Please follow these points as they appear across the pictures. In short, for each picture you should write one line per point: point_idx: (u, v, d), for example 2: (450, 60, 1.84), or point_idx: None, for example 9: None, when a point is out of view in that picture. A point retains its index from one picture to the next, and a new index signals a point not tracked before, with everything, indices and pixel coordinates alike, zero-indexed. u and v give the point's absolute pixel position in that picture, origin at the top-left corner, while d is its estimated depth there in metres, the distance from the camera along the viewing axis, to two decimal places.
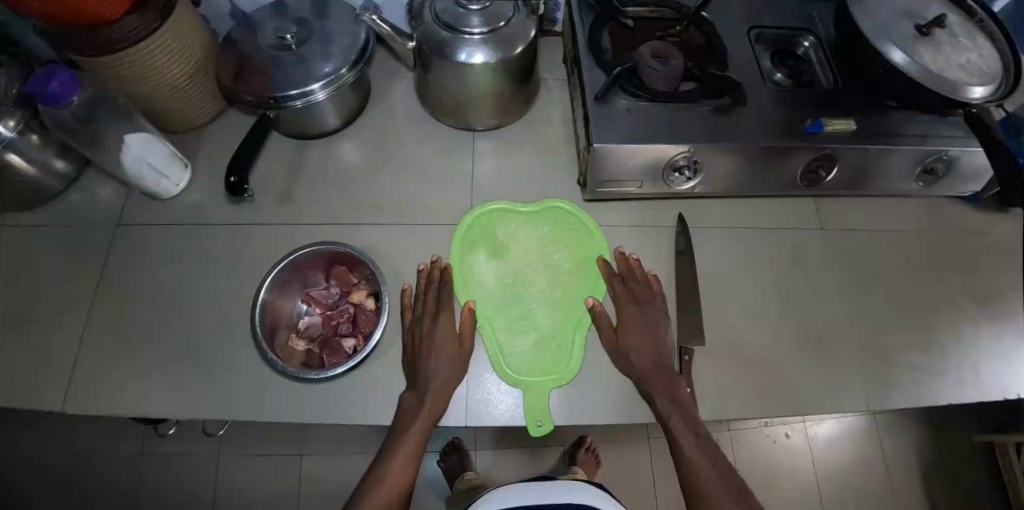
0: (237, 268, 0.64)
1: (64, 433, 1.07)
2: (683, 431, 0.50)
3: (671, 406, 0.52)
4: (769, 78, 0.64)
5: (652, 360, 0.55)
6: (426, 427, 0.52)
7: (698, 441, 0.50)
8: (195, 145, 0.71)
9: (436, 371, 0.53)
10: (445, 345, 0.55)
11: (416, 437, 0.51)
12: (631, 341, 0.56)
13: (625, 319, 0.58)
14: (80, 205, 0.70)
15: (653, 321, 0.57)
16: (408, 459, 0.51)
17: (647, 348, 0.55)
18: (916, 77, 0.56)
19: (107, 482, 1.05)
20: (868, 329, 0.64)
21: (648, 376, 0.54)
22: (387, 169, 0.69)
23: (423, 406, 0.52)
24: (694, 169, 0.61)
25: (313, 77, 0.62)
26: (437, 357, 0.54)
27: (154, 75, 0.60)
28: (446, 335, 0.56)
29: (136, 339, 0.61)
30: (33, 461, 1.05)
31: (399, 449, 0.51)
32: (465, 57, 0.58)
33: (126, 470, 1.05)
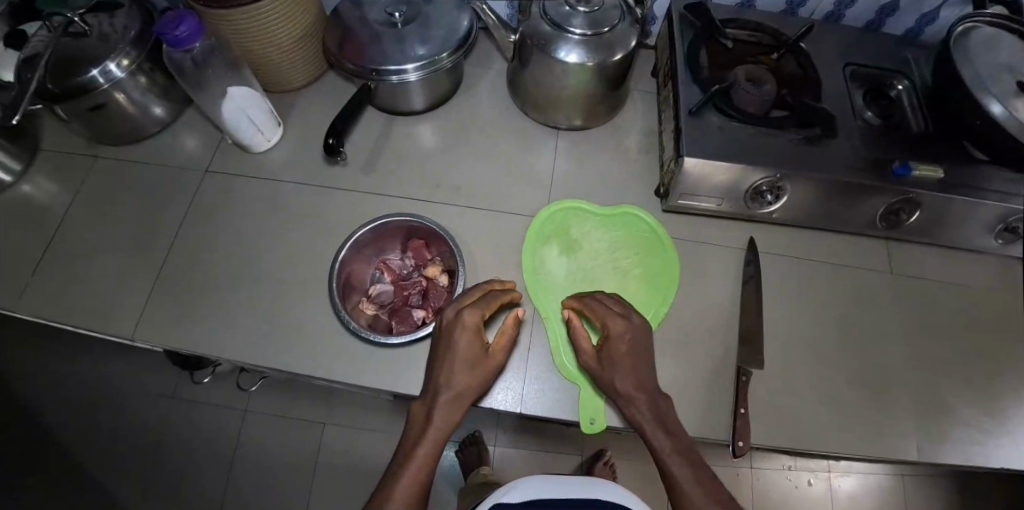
0: (313, 228, 0.66)
1: (104, 366, 1.11)
2: (675, 457, 0.47)
3: (662, 433, 0.48)
4: (860, 115, 0.64)
5: (638, 383, 0.50)
6: (438, 438, 0.48)
7: (694, 472, 0.46)
8: (287, 106, 0.73)
9: (452, 379, 0.50)
10: (463, 351, 0.51)
11: (429, 447, 0.48)
12: (617, 359, 0.52)
13: (611, 337, 0.53)
14: (171, 149, 0.73)
15: (639, 343, 0.53)
16: (418, 476, 0.47)
17: (632, 369, 0.51)
18: (1014, 131, 0.55)
19: (136, 419, 1.08)
20: (926, 379, 0.63)
21: (631, 401, 0.50)
22: (468, 153, 0.70)
23: (437, 415, 0.49)
24: (776, 194, 0.62)
25: (410, 57, 0.64)
26: (457, 361, 0.50)
27: (261, 37, 0.62)
28: (469, 338, 0.51)
29: (210, 281, 0.64)
30: (72, 388, 1.09)
31: (410, 462, 0.47)
32: (563, 55, 0.60)
33: (156, 411, 1.08)
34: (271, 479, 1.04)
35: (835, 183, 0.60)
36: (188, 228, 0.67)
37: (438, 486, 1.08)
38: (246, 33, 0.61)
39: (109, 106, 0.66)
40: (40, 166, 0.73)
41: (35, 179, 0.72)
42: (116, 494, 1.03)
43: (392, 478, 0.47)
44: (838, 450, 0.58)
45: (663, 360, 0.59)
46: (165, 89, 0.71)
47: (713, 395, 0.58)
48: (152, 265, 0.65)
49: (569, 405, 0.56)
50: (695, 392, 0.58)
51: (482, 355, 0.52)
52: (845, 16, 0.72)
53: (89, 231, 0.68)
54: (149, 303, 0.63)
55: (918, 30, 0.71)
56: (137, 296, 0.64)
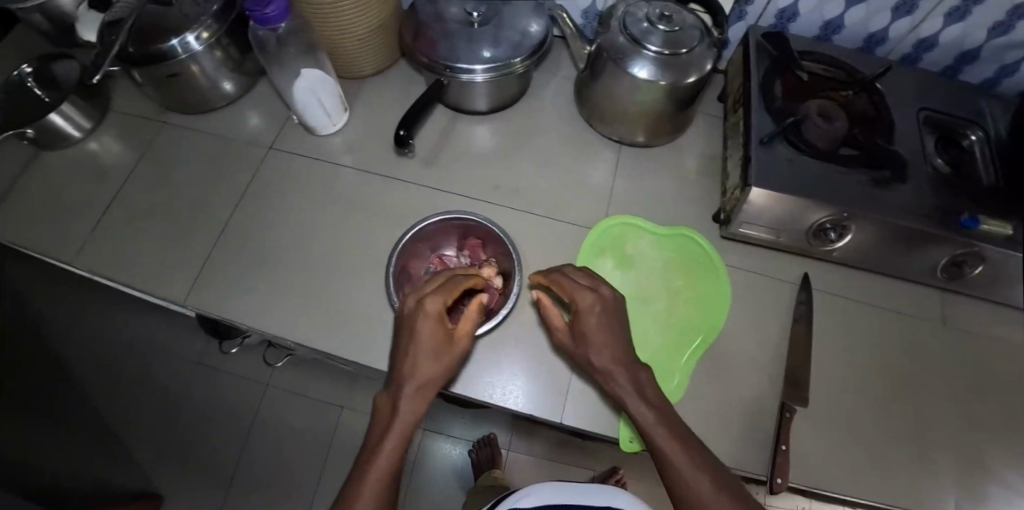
0: (369, 216, 0.67)
1: (136, 324, 1.12)
2: (655, 427, 0.46)
3: (644, 405, 0.47)
4: (930, 161, 0.63)
5: (613, 356, 0.50)
6: (404, 428, 0.47)
7: (674, 436, 0.46)
8: (354, 92, 0.74)
9: (416, 368, 0.49)
10: (428, 339, 0.50)
11: (398, 436, 0.47)
12: (590, 331, 0.51)
13: (581, 308, 0.52)
14: (236, 122, 0.75)
15: (608, 312, 0.52)
16: (386, 469, 0.45)
17: (606, 344, 0.50)
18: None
19: (161, 380, 1.09)
20: (972, 438, 0.61)
21: (609, 372, 0.49)
22: (528, 158, 0.71)
23: (402, 407, 0.48)
24: (839, 233, 0.61)
25: (484, 58, 0.64)
26: (420, 349, 0.49)
27: (341, 24, 0.64)
28: (433, 325, 0.51)
29: (262, 257, 0.65)
30: (103, 342, 1.11)
31: (377, 456, 0.46)
32: (636, 71, 0.60)
33: (182, 374, 1.10)
34: (285, 455, 1.05)
35: (901, 228, 0.59)
36: (247, 202, 0.68)
37: (447, 484, 1.09)
38: (328, 18, 0.62)
39: (184, 75, 0.68)
40: (109, 126, 0.74)
41: (103, 137, 0.74)
42: (134, 450, 1.05)
43: (360, 473, 0.45)
44: (874, 500, 0.57)
45: (705, 386, 0.59)
46: (238, 64, 0.73)
47: (751, 426, 0.58)
48: (208, 234, 0.66)
49: (608, 422, 0.55)
50: (735, 422, 0.57)
51: (445, 341, 0.51)
52: (923, 59, 0.71)
53: (150, 195, 0.70)
54: (202, 271, 0.64)
55: (996, 80, 0.70)
56: (192, 263, 0.65)
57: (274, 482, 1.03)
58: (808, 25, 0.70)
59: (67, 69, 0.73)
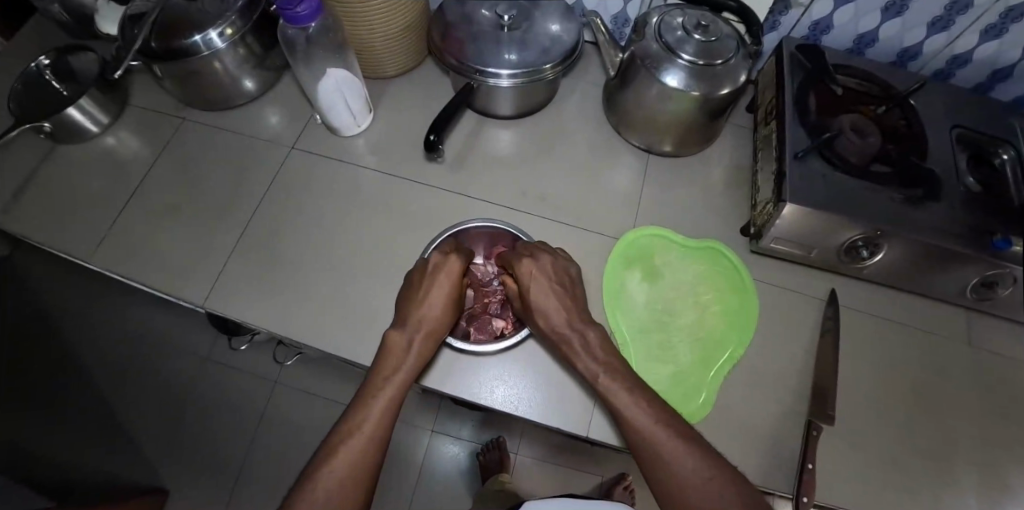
0: (392, 220, 0.66)
1: (144, 318, 1.11)
2: (621, 395, 0.48)
3: (608, 373, 0.50)
4: (962, 180, 0.62)
5: (564, 319, 0.54)
6: (407, 371, 0.51)
7: (649, 417, 0.46)
8: (377, 93, 0.73)
9: (431, 312, 0.54)
10: (443, 288, 0.55)
11: (398, 380, 0.50)
12: (541, 295, 0.55)
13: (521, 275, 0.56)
14: (258, 120, 0.74)
15: (550, 276, 0.56)
16: (385, 406, 0.48)
17: (556, 306, 0.54)
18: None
19: (169, 375, 1.08)
20: (997, 461, 0.60)
21: (570, 340, 0.53)
22: (553, 165, 0.70)
23: (408, 349, 0.52)
24: (872, 250, 0.60)
25: (515, 62, 0.63)
26: (432, 297, 0.55)
27: (371, 24, 0.62)
28: (451, 278, 0.56)
29: (283, 259, 0.64)
30: (111, 335, 1.10)
31: (378, 393, 0.49)
32: (669, 79, 0.59)
33: (190, 370, 1.09)
34: (292, 454, 1.04)
35: (933, 247, 0.58)
36: (268, 202, 0.67)
37: (455, 486, 1.08)
38: (356, 18, 0.61)
39: (206, 72, 0.66)
40: (127, 121, 0.73)
41: (121, 132, 0.73)
42: (141, 445, 1.04)
43: (361, 407, 0.48)
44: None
45: (731, 403, 0.58)
46: (261, 62, 0.72)
47: (777, 444, 0.57)
48: (229, 234, 0.65)
49: None
50: (761, 440, 0.57)
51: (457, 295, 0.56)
52: (955, 75, 0.71)
53: (171, 191, 0.69)
54: (223, 271, 0.63)
55: None
56: (213, 262, 0.64)
57: (281, 482, 1.02)
58: (842, 38, 0.70)
59: (86, 61, 0.72)
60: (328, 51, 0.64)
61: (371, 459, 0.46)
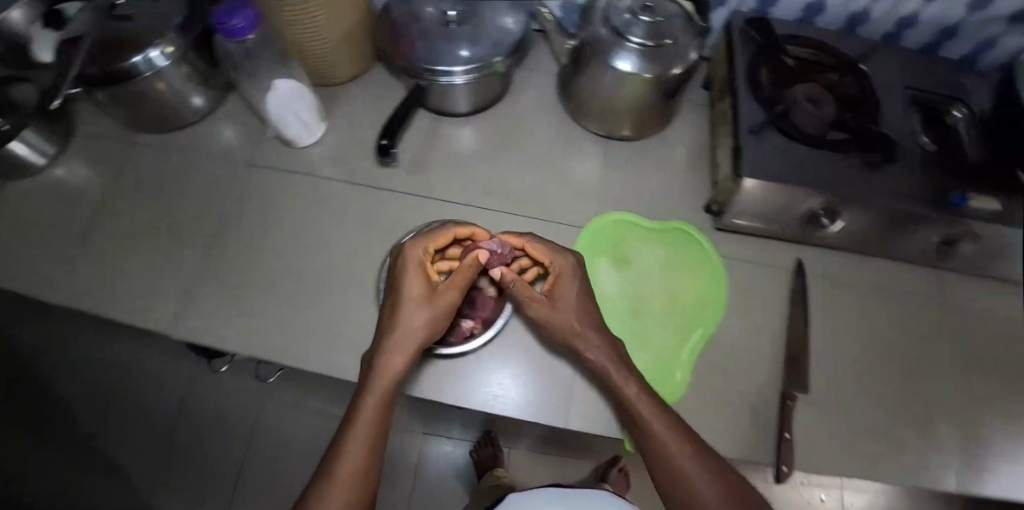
0: (355, 229, 0.65)
1: (119, 347, 1.09)
2: (637, 394, 0.50)
3: (622, 368, 0.52)
4: (918, 140, 0.63)
5: (590, 324, 0.54)
6: (390, 380, 0.48)
7: (668, 429, 0.48)
8: (328, 100, 0.72)
9: (406, 319, 0.51)
10: (414, 293, 0.51)
11: (386, 390, 0.48)
12: (564, 294, 0.55)
13: (560, 274, 0.56)
14: (211, 139, 0.72)
15: (573, 280, 0.55)
16: (372, 420, 0.47)
17: (579, 313, 0.54)
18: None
19: (152, 401, 1.06)
20: (971, 412, 0.62)
21: (592, 345, 0.53)
22: (514, 159, 0.69)
23: (399, 356, 0.49)
24: (832, 218, 0.60)
25: (465, 59, 0.62)
26: (410, 303, 0.51)
27: (314, 31, 0.61)
28: (422, 278, 0.52)
29: (247, 277, 0.63)
30: (88, 367, 1.08)
31: (365, 405, 0.47)
32: (620, 64, 0.59)
33: (173, 395, 1.07)
34: (287, 468, 1.04)
35: (892, 210, 0.59)
36: (229, 221, 0.66)
37: (452, 484, 1.09)
38: (297, 26, 0.60)
39: (151, 93, 0.65)
40: (76, 151, 0.71)
41: (71, 163, 0.71)
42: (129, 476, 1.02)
43: (349, 431, 0.46)
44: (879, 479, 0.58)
45: (707, 381, 0.58)
46: (207, 78, 0.70)
47: (755, 416, 0.57)
48: (190, 257, 0.64)
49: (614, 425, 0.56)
50: (740, 415, 0.57)
51: (433, 290, 0.52)
52: (905, 37, 0.71)
53: (127, 219, 0.67)
54: (187, 295, 0.62)
55: (977, 55, 0.70)
56: (175, 288, 0.62)
57: (277, 499, 1.01)
58: (790, 9, 0.70)
59: (24, 92, 0.69)
60: (274, 63, 0.63)
61: (368, 478, 0.45)
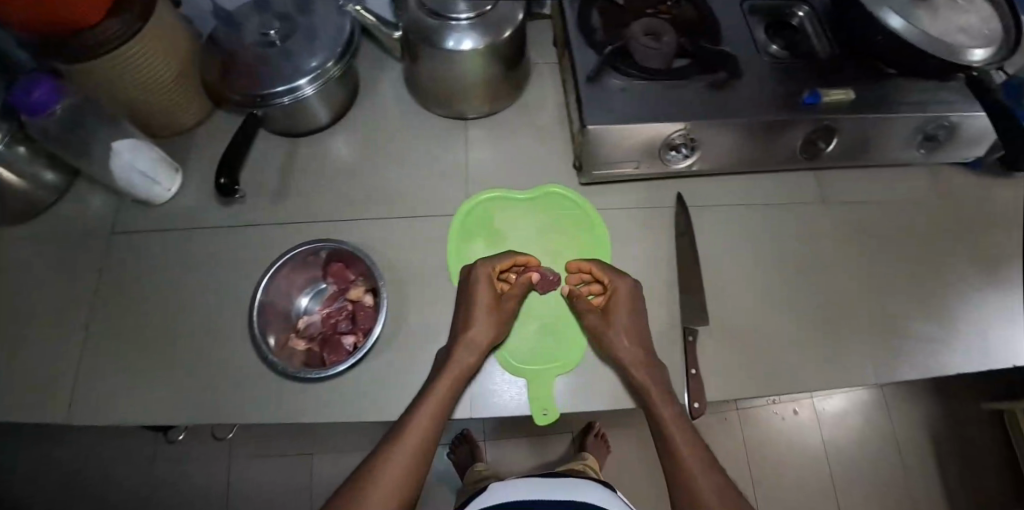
0: (238, 271, 0.63)
1: (53, 450, 1.01)
2: (661, 400, 0.51)
3: (644, 372, 0.53)
4: (766, 50, 0.64)
5: (631, 338, 0.55)
6: (453, 385, 0.51)
7: (683, 428, 0.50)
8: (184, 148, 0.70)
9: (473, 326, 0.54)
10: (483, 308, 0.55)
11: (443, 399, 0.50)
12: (619, 317, 0.55)
13: (618, 296, 0.56)
14: (74, 215, 0.68)
15: (633, 302, 0.56)
16: (424, 424, 0.49)
17: (630, 330, 0.55)
18: (925, 45, 0.55)
19: (105, 495, 0.98)
20: (874, 300, 0.64)
21: (623, 354, 0.54)
22: (384, 162, 0.69)
23: (455, 359, 0.52)
24: (691, 146, 0.61)
25: (300, 72, 0.60)
26: (478, 314, 0.55)
27: (139, 79, 0.60)
28: (486, 290, 0.56)
29: (135, 349, 0.60)
30: (21, 481, 0.99)
31: (422, 411, 0.49)
32: (453, 44, 0.58)
33: (129, 482, 0.99)
34: None
35: (756, 124, 0.59)
36: (112, 295, 0.63)
37: (438, 491, 1.05)
38: (122, 76, 0.58)
39: None
40: None
41: None
42: None
43: (390, 447, 0.48)
44: (807, 387, 0.59)
45: None
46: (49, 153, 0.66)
47: (664, 356, 0.58)
48: (75, 343, 0.61)
49: (519, 396, 0.56)
50: None
51: (498, 299, 0.56)
52: None
53: None
54: (80, 383, 0.59)
55: None
56: (67, 379, 0.59)
57: None
58: None
59: None
60: (115, 123, 0.61)
61: (407, 488, 0.47)
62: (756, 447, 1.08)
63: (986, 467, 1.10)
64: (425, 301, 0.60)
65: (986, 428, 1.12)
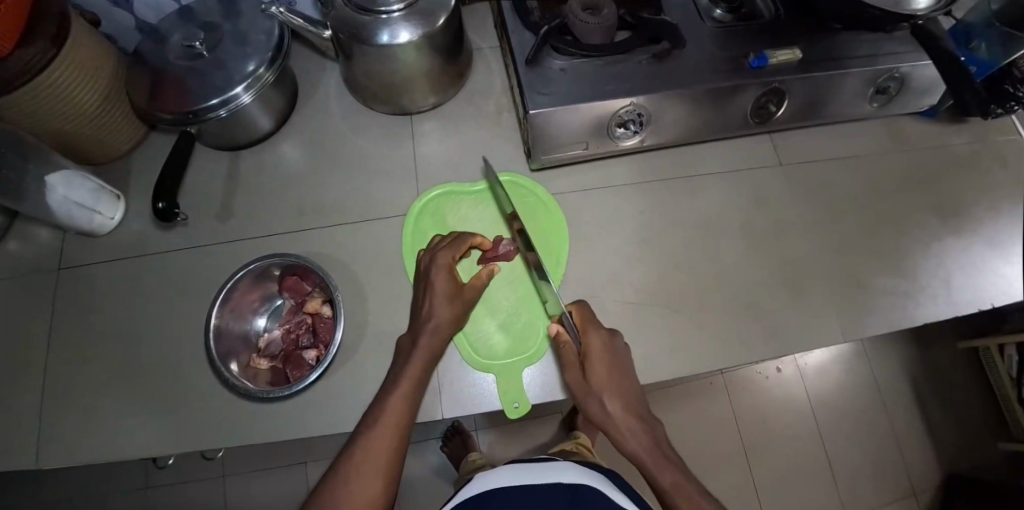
0: (194, 295, 0.62)
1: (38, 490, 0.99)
2: (628, 435, 0.50)
3: (623, 412, 0.51)
4: (708, 16, 0.63)
5: (619, 393, 0.51)
6: (413, 387, 0.50)
7: (647, 446, 0.50)
8: (127, 173, 0.68)
9: (434, 311, 0.53)
10: (441, 288, 0.54)
11: (404, 406, 0.49)
12: (600, 381, 0.51)
13: (588, 358, 0.52)
14: (19, 253, 0.66)
15: (614, 350, 0.53)
16: (387, 434, 0.47)
17: (614, 383, 0.51)
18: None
19: None
20: (837, 258, 0.64)
21: (617, 424, 0.50)
22: (333, 167, 0.67)
23: (411, 358, 0.51)
24: (640, 122, 0.60)
25: (232, 81, 0.58)
26: (439, 301, 0.53)
27: (61, 109, 0.57)
28: (446, 278, 0.54)
29: (95, 385, 0.59)
30: None
31: (389, 411, 0.48)
32: (387, 38, 0.55)
33: None
34: None
35: (705, 93, 0.58)
36: (67, 332, 0.61)
37: (434, 485, 1.05)
38: (41, 108, 0.56)
39: None
40: None
41: None
42: None
43: (364, 435, 0.47)
44: (777, 353, 0.59)
45: None
46: None
47: (632, 336, 0.59)
48: (33, 385, 0.59)
49: (489, 394, 0.56)
50: None
51: (459, 285, 0.55)
52: None
53: None
54: (42, 426, 0.57)
55: None
56: (27, 423, 0.57)
57: None
58: None
59: None
60: (47, 154, 0.58)
61: (386, 476, 0.46)
62: (744, 410, 1.09)
63: (966, 403, 1.12)
64: (386, 305, 0.60)
65: (962, 369, 1.15)
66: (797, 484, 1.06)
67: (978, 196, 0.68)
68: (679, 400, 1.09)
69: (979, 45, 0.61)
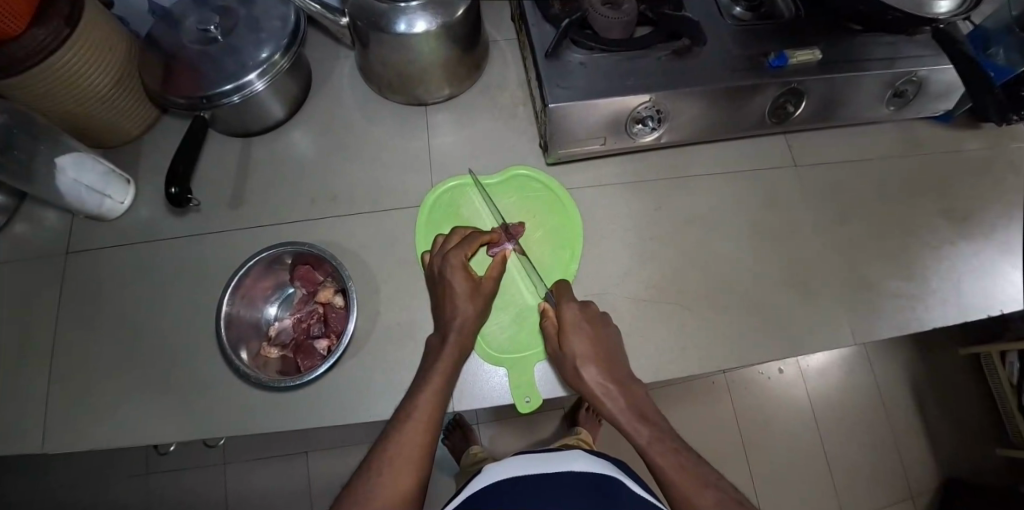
0: (203, 282, 0.61)
1: (37, 473, 0.99)
2: (607, 401, 0.49)
3: (599, 378, 0.50)
4: (729, 14, 0.63)
5: (594, 359, 0.51)
6: (442, 384, 0.50)
7: (629, 411, 0.49)
8: (137, 158, 0.67)
9: (456, 311, 0.53)
10: (459, 287, 0.54)
11: (432, 403, 0.48)
12: (578, 347, 0.51)
13: (565, 326, 0.52)
14: (26, 236, 0.65)
15: (591, 320, 0.53)
16: (416, 433, 0.47)
17: (589, 349, 0.51)
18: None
19: None
20: (850, 260, 0.64)
21: (594, 390, 0.50)
22: (345, 156, 0.67)
23: (440, 354, 0.51)
24: (658, 119, 0.59)
25: (247, 66, 0.57)
26: (460, 302, 0.53)
27: (72, 90, 0.56)
28: (462, 278, 0.54)
29: (102, 370, 0.58)
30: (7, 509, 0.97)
31: (420, 406, 0.48)
32: (405, 27, 0.55)
33: (120, 498, 0.98)
34: None
35: (725, 91, 0.57)
36: (74, 316, 0.61)
37: (434, 477, 1.05)
38: (53, 89, 0.55)
39: None
40: None
41: None
42: None
43: (397, 429, 0.47)
44: (787, 354, 0.59)
45: None
46: None
47: (644, 333, 0.58)
48: (39, 369, 0.59)
49: (502, 388, 0.56)
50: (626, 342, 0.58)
51: (476, 282, 0.55)
52: None
53: None
54: (49, 409, 0.57)
55: None
56: (34, 405, 0.57)
57: None
58: None
59: None
60: (58, 136, 0.57)
61: (417, 472, 0.45)
62: (746, 410, 1.10)
63: (965, 409, 1.13)
64: (397, 297, 0.59)
65: (963, 374, 1.15)
66: (797, 484, 1.06)
67: (992, 202, 0.67)
68: (680, 399, 1.09)
69: (997, 51, 0.61)
